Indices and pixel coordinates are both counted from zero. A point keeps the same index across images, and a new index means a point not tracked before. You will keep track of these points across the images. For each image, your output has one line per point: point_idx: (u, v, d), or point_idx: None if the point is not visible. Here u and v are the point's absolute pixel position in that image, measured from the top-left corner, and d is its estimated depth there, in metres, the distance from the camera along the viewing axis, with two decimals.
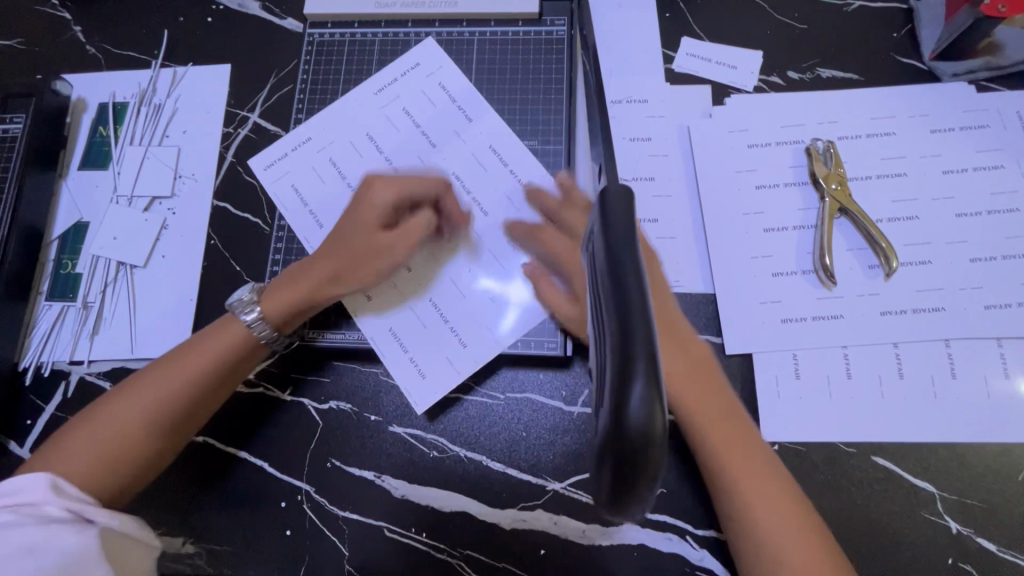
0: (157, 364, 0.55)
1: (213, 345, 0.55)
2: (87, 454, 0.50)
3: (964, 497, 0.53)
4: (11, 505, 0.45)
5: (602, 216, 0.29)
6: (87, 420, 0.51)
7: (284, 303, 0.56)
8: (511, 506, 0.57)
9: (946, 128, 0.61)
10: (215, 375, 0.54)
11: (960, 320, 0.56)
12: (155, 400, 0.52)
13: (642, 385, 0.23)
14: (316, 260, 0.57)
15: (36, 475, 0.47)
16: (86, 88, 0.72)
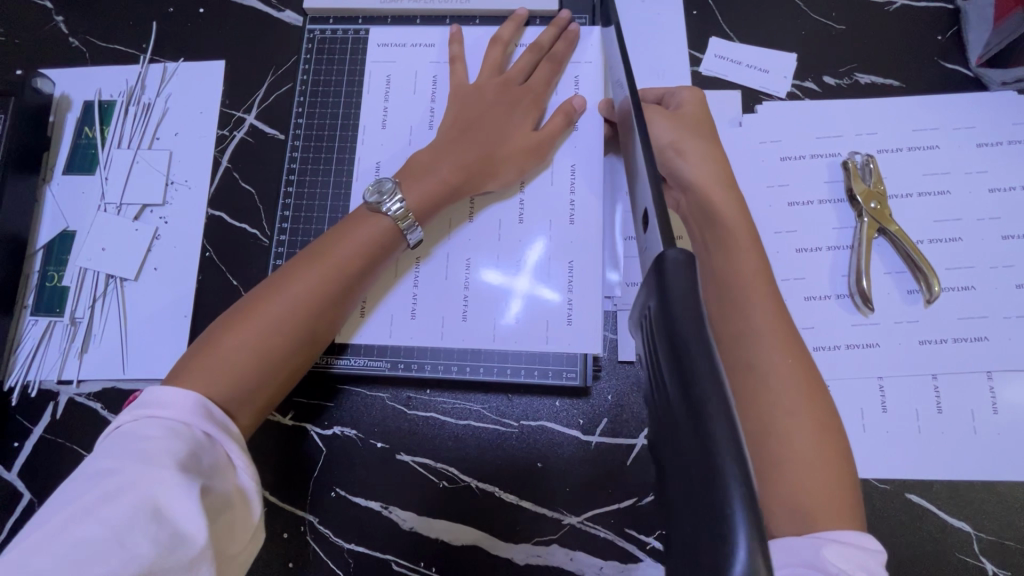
0: (250, 294, 0.47)
1: (354, 240, 0.50)
2: (242, 355, 0.44)
3: (1000, 538, 0.51)
4: (120, 439, 0.38)
5: (667, 307, 0.27)
6: (246, 317, 0.45)
7: (438, 179, 0.54)
8: (525, 541, 0.54)
9: (993, 143, 0.57)
10: (358, 275, 0.50)
11: (1003, 351, 0.53)
12: (314, 294, 0.47)
13: (745, 541, 0.21)
14: (462, 140, 0.56)
15: (181, 397, 0.40)
16: (70, 84, 0.67)
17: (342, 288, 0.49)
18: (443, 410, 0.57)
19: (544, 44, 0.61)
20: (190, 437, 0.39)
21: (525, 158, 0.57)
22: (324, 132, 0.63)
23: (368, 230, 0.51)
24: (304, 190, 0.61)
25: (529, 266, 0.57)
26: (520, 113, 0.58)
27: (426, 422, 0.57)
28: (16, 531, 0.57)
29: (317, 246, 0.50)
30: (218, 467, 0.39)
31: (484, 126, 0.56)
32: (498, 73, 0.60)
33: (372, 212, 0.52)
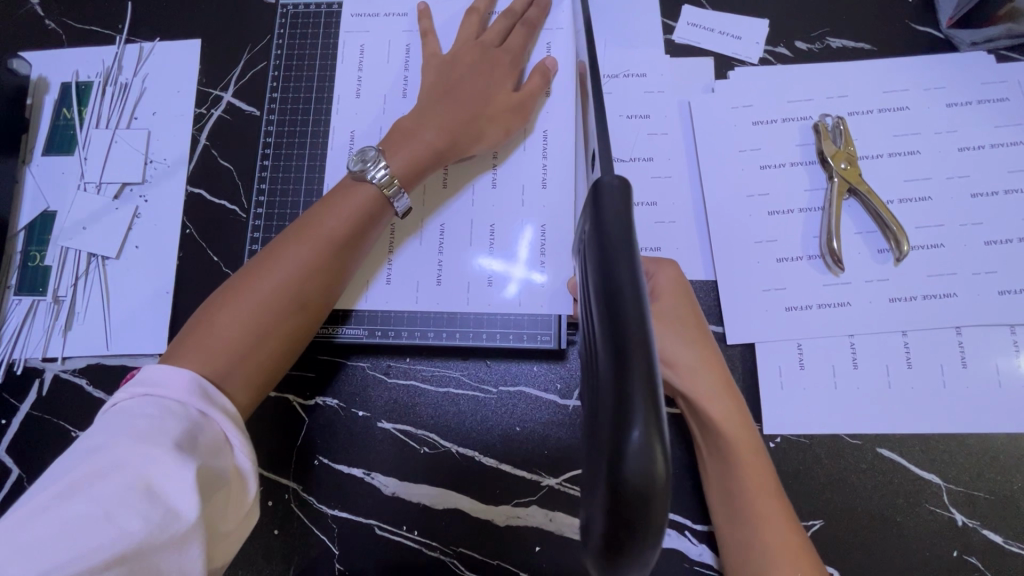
0: (241, 271, 0.48)
1: (339, 215, 0.50)
2: (237, 329, 0.45)
3: (970, 489, 0.52)
4: (114, 417, 0.39)
5: (597, 231, 0.29)
6: (239, 295, 0.46)
7: (423, 145, 0.54)
8: (505, 503, 0.55)
9: (963, 103, 0.58)
10: (348, 248, 0.51)
11: (973, 306, 0.53)
12: (305, 270, 0.48)
13: (640, 425, 0.22)
14: (444, 106, 0.56)
15: (179, 375, 0.41)
16: (47, 66, 0.68)
17: (334, 261, 0.50)
18: (422, 378, 0.58)
19: (517, 10, 0.61)
20: (184, 416, 0.39)
21: (507, 120, 0.57)
22: (299, 106, 0.63)
23: (353, 205, 0.51)
24: (280, 163, 0.62)
25: (525, 244, 0.58)
26: (500, 76, 0.58)
27: (406, 391, 0.58)
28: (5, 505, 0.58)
29: (304, 221, 0.51)
30: (214, 446, 0.40)
31: (465, 90, 0.57)
32: (475, 38, 0.60)
33: (355, 184, 0.52)
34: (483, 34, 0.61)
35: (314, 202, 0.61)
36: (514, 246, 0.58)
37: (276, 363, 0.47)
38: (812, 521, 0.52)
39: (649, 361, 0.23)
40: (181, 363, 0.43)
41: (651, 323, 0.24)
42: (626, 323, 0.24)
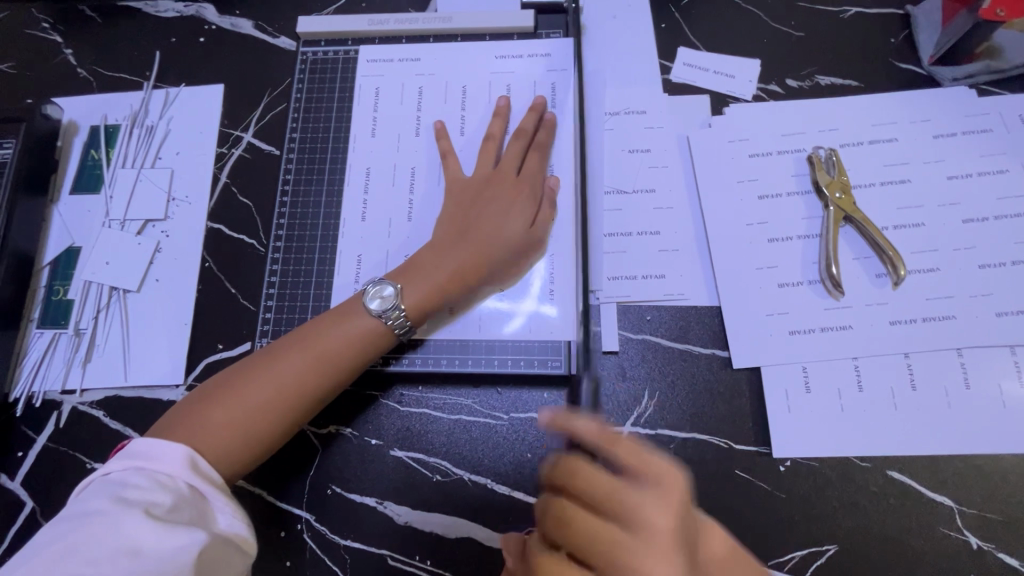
0: (251, 362, 0.51)
1: (342, 336, 0.52)
2: (221, 438, 0.47)
3: (983, 511, 0.52)
4: (105, 486, 0.42)
5: None
6: (233, 393, 0.49)
7: (435, 285, 0.55)
8: (517, 530, 0.55)
9: (948, 134, 0.61)
10: (338, 370, 0.52)
11: (971, 329, 0.55)
12: (293, 390, 0.50)
13: None
14: (459, 242, 0.56)
15: (170, 450, 0.45)
16: (78, 111, 0.71)
17: (322, 383, 0.51)
18: (433, 405, 0.59)
19: (528, 129, 0.62)
20: (174, 490, 0.43)
21: (520, 251, 0.57)
22: (317, 145, 0.66)
23: (356, 327, 0.53)
24: (298, 199, 0.65)
25: (538, 272, 0.59)
26: (512, 198, 0.58)
27: (419, 418, 0.59)
28: (18, 538, 0.58)
29: (311, 333, 0.53)
30: (204, 514, 0.43)
31: (478, 223, 0.57)
32: (493, 167, 0.61)
33: (362, 307, 0.54)
34: (501, 158, 0.61)
35: (331, 235, 0.63)
36: (521, 287, 0.59)
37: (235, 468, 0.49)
38: (826, 546, 0.52)
39: None
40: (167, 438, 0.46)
41: None
42: None
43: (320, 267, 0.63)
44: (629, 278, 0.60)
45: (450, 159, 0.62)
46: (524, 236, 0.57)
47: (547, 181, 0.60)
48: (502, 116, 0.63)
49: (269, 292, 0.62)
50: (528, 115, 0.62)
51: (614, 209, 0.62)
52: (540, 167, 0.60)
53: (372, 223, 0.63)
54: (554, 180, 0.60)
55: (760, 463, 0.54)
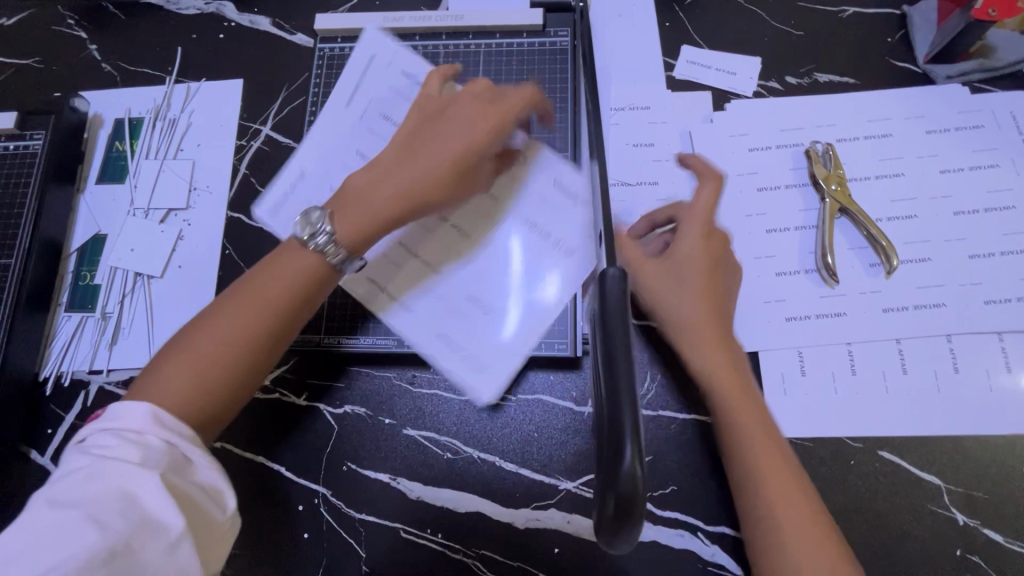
0: (189, 326, 0.49)
1: (280, 277, 0.51)
2: (175, 397, 0.46)
3: (970, 490, 0.54)
4: (88, 444, 0.43)
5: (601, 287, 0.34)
6: (181, 355, 0.47)
7: (373, 212, 0.53)
8: (525, 505, 0.58)
9: (941, 129, 0.63)
10: (285, 309, 0.50)
11: (961, 316, 0.57)
12: (234, 333, 0.48)
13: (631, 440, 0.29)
14: (401, 165, 0.54)
15: (131, 410, 0.44)
16: (103, 105, 0.74)
17: (269, 324, 0.50)
18: (445, 387, 0.62)
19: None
20: (144, 443, 0.43)
21: (472, 174, 0.55)
22: None
23: (296, 265, 0.51)
24: None
25: (514, 278, 0.57)
26: (469, 122, 0.55)
27: (431, 399, 0.61)
28: None
29: (248, 281, 0.51)
30: (176, 465, 0.43)
31: (421, 147, 0.55)
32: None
33: (296, 240, 0.52)
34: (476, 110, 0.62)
35: None
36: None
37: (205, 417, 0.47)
38: None
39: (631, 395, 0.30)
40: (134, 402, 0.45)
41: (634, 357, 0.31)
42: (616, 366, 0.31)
43: None
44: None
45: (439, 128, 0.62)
46: (466, 149, 0.54)
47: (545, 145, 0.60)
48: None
49: None
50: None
51: (619, 200, 0.64)
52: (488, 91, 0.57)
53: None
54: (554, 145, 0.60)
55: None
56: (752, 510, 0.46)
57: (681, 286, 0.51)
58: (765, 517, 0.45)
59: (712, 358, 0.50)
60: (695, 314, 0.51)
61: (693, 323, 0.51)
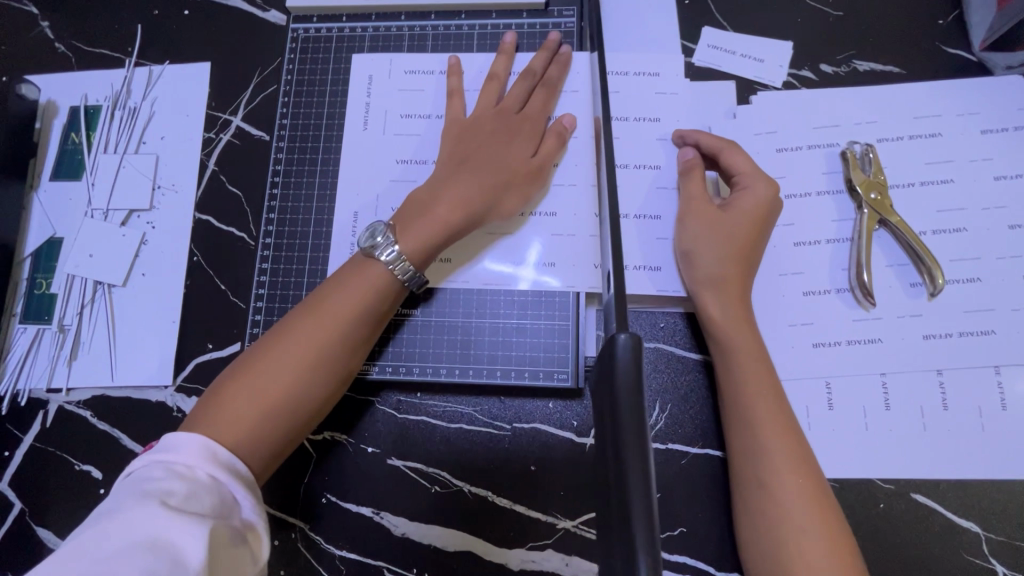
0: (256, 346, 0.47)
1: (351, 291, 0.48)
2: (245, 428, 0.43)
3: (1011, 538, 0.49)
4: (127, 484, 0.38)
5: (610, 343, 0.32)
6: (248, 376, 0.44)
7: (438, 219, 0.51)
8: (520, 545, 0.53)
9: (997, 129, 0.55)
10: (353, 334, 0.48)
11: (1011, 345, 0.51)
12: (311, 360, 0.46)
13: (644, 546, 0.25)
14: (460, 174, 0.52)
15: (185, 439, 0.40)
16: (56, 90, 0.67)
17: (341, 349, 0.47)
18: (433, 413, 0.56)
19: (538, 69, 0.58)
20: (192, 479, 0.39)
21: (523, 187, 0.54)
22: (309, 132, 0.62)
23: (364, 282, 0.49)
24: (289, 191, 0.60)
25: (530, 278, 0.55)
26: (516, 135, 0.55)
27: (417, 426, 0.56)
28: (7, 541, 0.57)
29: (317, 296, 0.49)
30: (223, 507, 0.39)
31: (472, 159, 0.53)
32: (495, 105, 0.57)
33: (369, 258, 0.49)
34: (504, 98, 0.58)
35: (323, 230, 0.59)
36: (513, 250, 0.56)
37: (267, 453, 0.44)
38: None
39: (644, 479, 0.27)
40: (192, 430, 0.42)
41: (648, 428, 0.29)
42: (626, 443, 0.28)
43: (313, 265, 0.59)
44: (637, 269, 0.55)
45: (454, 99, 0.58)
46: (516, 168, 0.53)
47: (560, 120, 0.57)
48: (508, 54, 0.59)
49: (260, 290, 0.59)
50: (540, 53, 0.59)
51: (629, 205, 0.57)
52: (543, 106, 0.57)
53: (366, 219, 0.58)
54: (569, 119, 0.57)
55: None
56: (790, 537, 0.42)
57: (723, 239, 0.51)
58: (800, 546, 0.41)
59: (746, 371, 0.48)
60: (728, 317, 0.49)
61: (726, 331, 0.49)
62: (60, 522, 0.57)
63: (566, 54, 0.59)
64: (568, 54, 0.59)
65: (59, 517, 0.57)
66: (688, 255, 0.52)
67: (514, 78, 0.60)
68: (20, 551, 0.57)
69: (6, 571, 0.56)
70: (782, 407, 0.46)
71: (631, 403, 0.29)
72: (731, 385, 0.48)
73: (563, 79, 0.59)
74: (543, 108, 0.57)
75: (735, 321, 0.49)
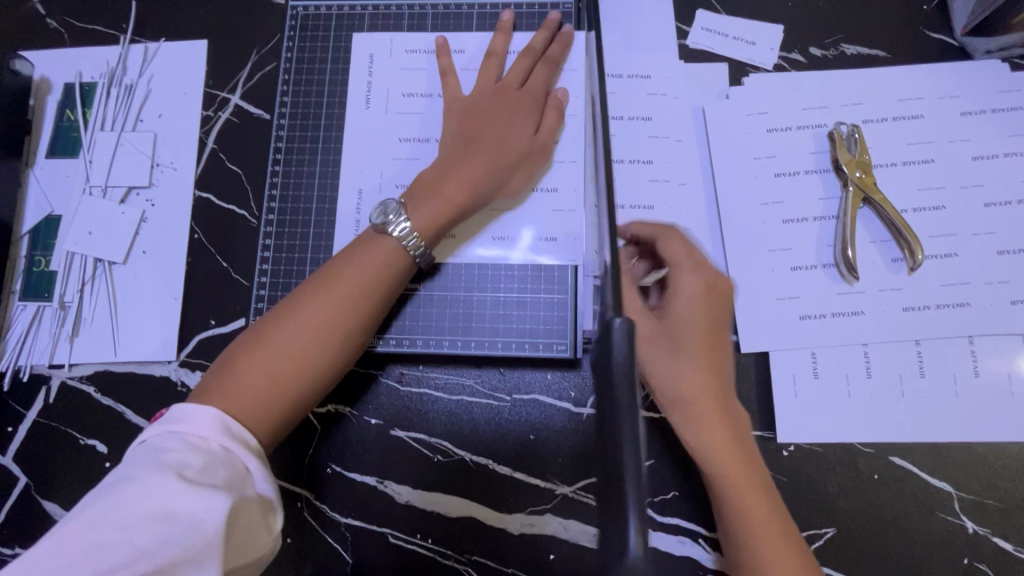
0: (267, 317, 0.48)
1: (365, 265, 0.49)
2: (262, 393, 0.44)
3: (981, 497, 0.52)
4: (141, 452, 0.39)
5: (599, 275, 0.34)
6: (261, 346, 0.46)
7: (447, 196, 0.52)
8: (519, 511, 0.55)
9: (976, 111, 0.58)
10: (366, 303, 0.49)
11: (985, 316, 0.54)
12: (325, 328, 0.47)
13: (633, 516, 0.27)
14: (466, 152, 0.54)
15: (200, 411, 0.42)
16: (50, 66, 0.66)
17: (354, 318, 0.49)
18: (435, 386, 0.58)
19: (538, 47, 0.59)
20: (207, 451, 0.40)
21: (528, 163, 0.56)
22: (310, 111, 0.62)
23: (376, 256, 0.50)
24: (291, 169, 0.61)
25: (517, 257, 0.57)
26: (517, 113, 0.56)
27: (419, 398, 0.58)
28: (13, 513, 0.58)
29: (330, 268, 0.50)
30: (239, 478, 0.40)
31: (479, 137, 0.54)
32: (494, 82, 0.58)
33: (381, 235, 0.51)
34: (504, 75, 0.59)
35: (326, 208, 0.60)
36: (510, 231, 0.58)
37: (284, 418, 0.46)
38: (826, 529, 0.53)
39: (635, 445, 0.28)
40: (207, 400, 0.43)
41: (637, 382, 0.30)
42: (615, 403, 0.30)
43: (315, 242, 0.60)
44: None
45: (449, 77, 0.59)
46: (523, 147, 0.55)
47: (552, 97, 0.58)
48: (505, 32, 0.60)
49: (263, 267, 0.59)
50: (541, 31, 0.60)
51: None
52: (545, 82, 0.58)
53: (369, 197, 0.59)
54: (561, 92, 0.58)
55: (763, 447, 0.54)
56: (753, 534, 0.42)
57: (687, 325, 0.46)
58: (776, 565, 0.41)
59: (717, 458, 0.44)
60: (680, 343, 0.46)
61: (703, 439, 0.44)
62: (66, 494, 0.58)
63: (568, 33, 0.60)
64: (569, 32, 0.60)
65: (64, 490, 0.58)
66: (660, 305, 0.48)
67: (512, 55, 0.61)
68: (28, 523, 0.58)
69: (13, 542, 0.57)
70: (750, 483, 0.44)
71: (627, 403, 0.29)
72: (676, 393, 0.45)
73: (564, 57, 0.60)
74: (543, 86, 0.58)
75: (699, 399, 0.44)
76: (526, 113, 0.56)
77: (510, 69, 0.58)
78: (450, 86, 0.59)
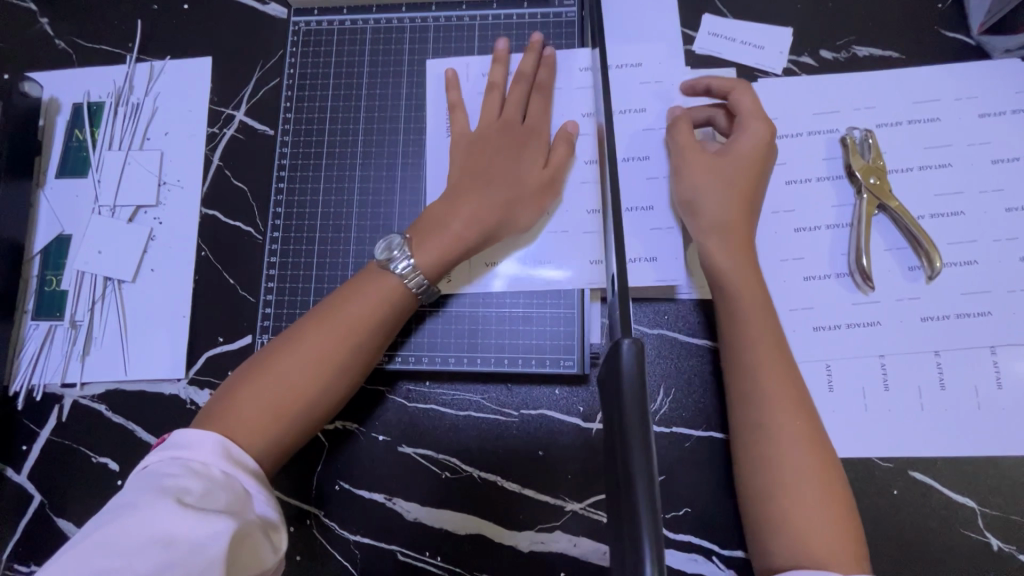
0: (271, 346, 0.48)
1: (368, 295, 0.49)
2: (261, 424, 0.44)
3: (1006, 513, 0.51)
4: (144, 478, 0.40)
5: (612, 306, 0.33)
6: (261, 376, 0.45)
7: (452, 233, 0.51)
8: (529, 528, 0.54)
9: (995, 113, 0.56)
10: (367, 336, 0.48)
11: (1006, 325, 0.52)
12: (324, 361, 0.46)
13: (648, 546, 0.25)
14: (474, 188, 0.53)
15: (202, 436, 0.42)
16: (58, 87, 0.67)
17: (355, 353, 0.48)
18: (442, 402, 0.57)
19: (527, 71, 0.58)
20: (208, 477, 0.40)
21: (541, 194, 0.55)
22: (313, 126, 0.62)
23: (378, 288, 0.49)
24: (294, 185, 0.61)
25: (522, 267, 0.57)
26: (522, 149, 0.55)
27: (426, 415, 0.57)
28: (29, 531, 0.58)
29: (331, 302, 0.49)
30: (239, 503, 0.40)
31: (486, 175, 0.53)
32: (498, 114, 0.57)
33: (384, 269, 0.50)
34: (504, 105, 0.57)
35: (330, 224, 0.60)
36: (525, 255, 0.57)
37: (281, 453, 0.45)
38: None
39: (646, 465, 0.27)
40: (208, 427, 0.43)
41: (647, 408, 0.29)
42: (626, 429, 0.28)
43: (320, 258, 0.60)
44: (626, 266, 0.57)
45: (456, 112, 0.58)
46: (536, 182, 0.54)
47: (564, 128, 0.57)
48: (502, 61, 0.59)
49: (269, 283, 0.60)
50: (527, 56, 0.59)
51: None
52: (545, 111, 0.57)
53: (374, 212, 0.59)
54: (569, 125, 0.57)
55: None
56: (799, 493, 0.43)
57: (722, 184, 0.52)
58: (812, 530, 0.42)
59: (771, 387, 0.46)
60: (733, 259, 0.50)
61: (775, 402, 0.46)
62: (80, 512, 0.58)
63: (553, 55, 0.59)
64: (553, 55, 0.59)
65: (77, 507, 0.58)
66: (689, 205, 0.53)
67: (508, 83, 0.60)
68: (42, 542, 0.58)
69: (29, 560, 0.58)
70: (827, 459, 0.44)
71: (635, 423, 0.28)
72: (735, 362, 0.48)
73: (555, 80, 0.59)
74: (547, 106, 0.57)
75: (745, 284, 0.49)
76: (531, 148, 0.55)
77: (507, 99, 0.57)
78: (457, 121, 0.58)
